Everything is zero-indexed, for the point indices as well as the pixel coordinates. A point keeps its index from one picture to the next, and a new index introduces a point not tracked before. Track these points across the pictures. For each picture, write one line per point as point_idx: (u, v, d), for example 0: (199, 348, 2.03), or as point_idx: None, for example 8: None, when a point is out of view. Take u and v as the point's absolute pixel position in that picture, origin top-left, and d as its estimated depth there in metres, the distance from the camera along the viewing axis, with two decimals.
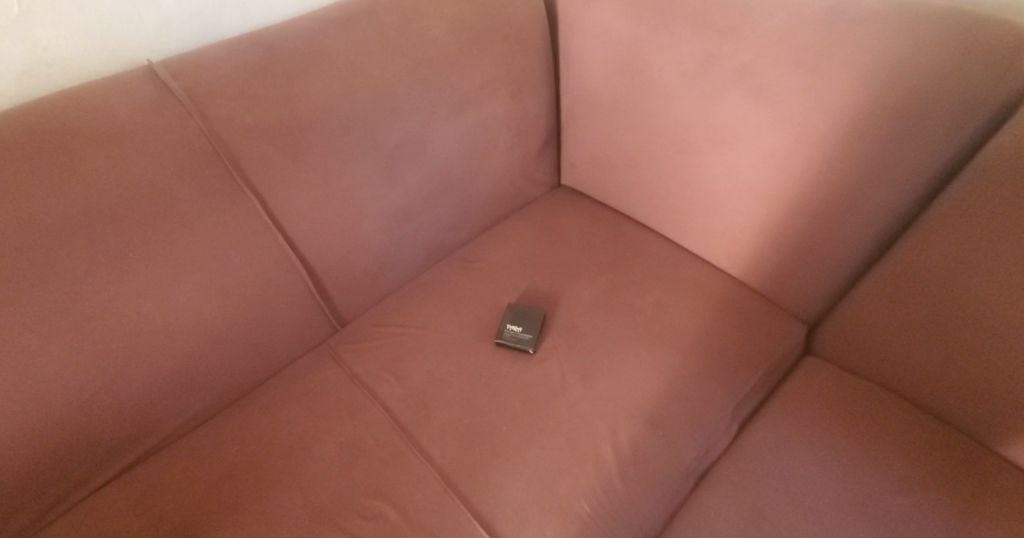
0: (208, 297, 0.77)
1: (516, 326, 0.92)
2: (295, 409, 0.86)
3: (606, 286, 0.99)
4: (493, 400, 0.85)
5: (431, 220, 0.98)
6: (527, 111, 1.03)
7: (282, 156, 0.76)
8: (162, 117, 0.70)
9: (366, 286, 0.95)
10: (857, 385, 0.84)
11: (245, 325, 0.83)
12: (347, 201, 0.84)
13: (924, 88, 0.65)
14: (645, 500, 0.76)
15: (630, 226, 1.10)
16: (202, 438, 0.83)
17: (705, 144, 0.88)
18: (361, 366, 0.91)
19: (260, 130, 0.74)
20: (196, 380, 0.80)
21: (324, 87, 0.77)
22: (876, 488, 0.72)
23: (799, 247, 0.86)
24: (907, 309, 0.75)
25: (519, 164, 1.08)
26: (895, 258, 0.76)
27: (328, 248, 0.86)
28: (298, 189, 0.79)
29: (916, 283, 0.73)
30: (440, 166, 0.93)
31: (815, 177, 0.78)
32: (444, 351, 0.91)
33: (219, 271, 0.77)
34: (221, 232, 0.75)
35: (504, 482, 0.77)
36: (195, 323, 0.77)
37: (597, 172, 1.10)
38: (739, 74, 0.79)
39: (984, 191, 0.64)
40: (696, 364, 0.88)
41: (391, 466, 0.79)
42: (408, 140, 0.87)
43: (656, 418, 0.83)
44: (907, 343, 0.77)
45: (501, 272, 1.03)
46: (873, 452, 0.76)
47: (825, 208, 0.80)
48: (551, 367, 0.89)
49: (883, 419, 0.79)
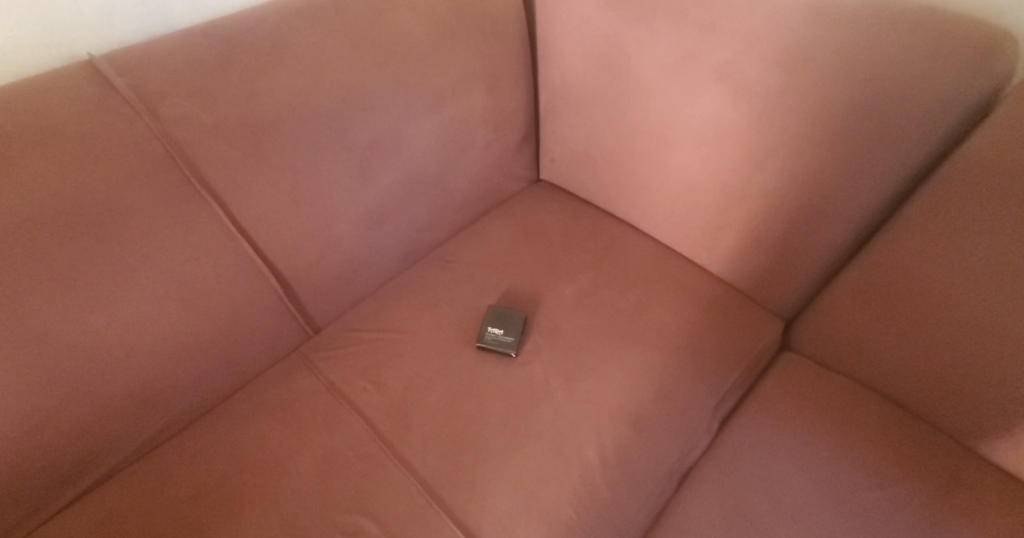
0: (166, 310, 0.72)
1: (497, 329, 0.90)
2: (266, 422, 0.82)
3: (589, 286, 0.97)
4: (476, 406, 0.83)
5: (405, 220, 0.94)
6: (504, 105, 0.99)
7: (244, 158, 0.71)
8: (109, 119, 0.64)
9: (339, 290, 0.91)
10: (832, 381, 0.85)
11: (209, 338, 0.78)
12: (317, 203, 0.80)
13: (908, 86, 0.64)
14: (632, 504, 0.76)
15: (611, 221, 1.08)
16: (169, 454, 0.79)
17: (684, 141, 0.86)
18: (337, 374, 0.87)
19: (219, 130, 0.69)
20: (157, 396, 0.76)
21: (288, 84, 0.72)
22: (852, 485, 0.73)
23: (779, 245, 0.85)
24: (881, 307, 0.75)
25: (497, 159, 1.05)
26: (871, 257, 0.75)
27: (295, 253, 0.82)
28: (262, 192, 0.74)
29: (891, 283, 0.73)
30: (413, 165, 0.89)
31: (794, 177, 0.77)
32: (423, 356, 0.88)
33: (178, 281, 0.72)
34: (180, 240, 0.70)
35: (489, 491, 0.75)
36: (153, 338, 0.72)
37: (576, 167, 1.07)
38: (718, 71, 0.77)
39: (960, 193, 0.64)
40: (679, 363, 0.87)
41: (371, 477, 0.77)
42: (381, 137, 0.82)
43: (641, 419, 0.82)
44: (881, 342, 0.78)
45: (480, 272, 1.00)
46: (849, 449, 0.76)
47: (804, 208, 0.79)
48: (533, 371, 0.86)
49: (859, 415, 0.80)
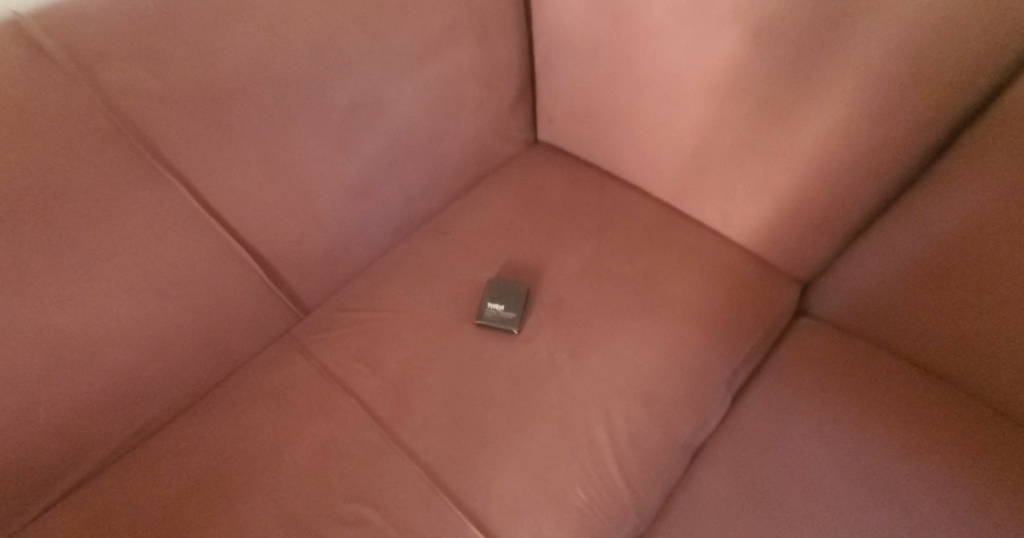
0: (135, 299, 0.66)
1: (497, 304, 0.84)
2: (257, 410, 0.78)
3: (593, 254, 0.91)
4: (478, 387, 0.78)
5: (394, 191, 0.87)
6: (495, 59, 0.90)
7: (205, 129, 0.63)
8: (33, 81, 0.53)
9: (327, 268, 0.86)
10: (856, 346, 0.80)
11: (187, 326, 0.73)
12: (295, 176, 0.73)
13: (967, 23, 0.54)
14: (645, 483, 0.72)
15: (615, 183, 1.01)
16: (157, 448, 0.75)
17: (696, 93, 0.78)
18: (330, 358, 0.82)
19: (172, 97, 0.60)
20: (137, 389, 0.71)
21: (249, 41, 0.62)
22: (878, 457, 0.69)
23: (798, 205, 0.79)
24: (914, 267, 0.70)
25: (490, 120, 0.97)
26: (904, 214, 0.69)
27: (276, 231, 0.76)
28: (231, 166, 0.67)
29: (925, 242, 0.67)
30: (399, 129, 0.81)
31: (818, 129, 0.70)
32: (420, 335, 0.83)
33: (145, 267, 0.66)
34: (142, 223, 0.64)
35: (495, 475, 0.71)
36: (126, 328, 0.67)
37: (576, 126, 0.99)
38: (733, 10, 0.69)
39: (1006, 143, 0.56)
40: (691, 334, 0.82)
41: (371, 465, 0.73)
42: (360, 100, 0.75)
43: (653, 394, 0.77)
44: (910, 305, 0.72)
45: (477, 243, 0.94)
46: (875, 418, 0.72)
47: (828, 163, 0.72)
48: (537, 347, 0.82)
49: (885, 382, 0.75)
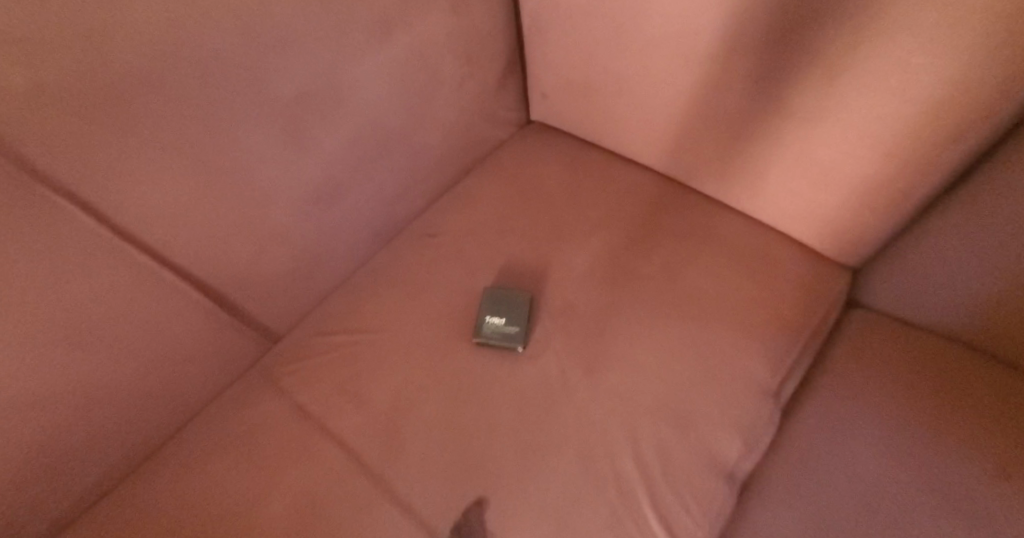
0: (46, 358, 0.53)
1: (497, 317, 0.72)
2: (225, 461, 0.67)
3: (603, 249, 0.79)
4: (479, 418, 0.67)
5: (366, 192, 0.74)
6: (475, 27, 0.76)
7: (108, 138, 0.48)
8: None
9: (294, 288, 0.74)
10: (930, 344, 0.67)
11: (127, 375, 0.61)
12: (244, 186, 0.60)
13: None
14: (683, 522, 0.61)
15: (622, 164, 0.87)
16: (110, 514, 0.64)
17: (723, 52, 0.64)
18: (305, 393, 0.70)
19: (45, 97, 0.43)
20: (76, 451, 0.61)
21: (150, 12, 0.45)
22: (967, 483, 0.57)
23: (850, 177, 0.66)
24: (1000, 251, 0.57)
25: (473, 101, 0.83)
26: (990, 187, 0.56)
27: (225, 253, 0.63)
28: (152, 181, 0.53)
29: (1014, 220, 0.55)
30: (365, 119, 0.68)
31: (889, 84, 0.56)
32: (409, 359, 0.72)
33: (55, 317, 0.52)
34: (40, 266, 0.49)
35: (505, 525, 0.60)
36: (41, 391, 0.54)
37: (574, 101, 0.85)
38: None
39: None
40: (725, 338, 0.70)
41: (359, 521, 0.62)
42: (315, 86, 0.60)
43: (685, 414, 0.66)
44: (998, 296, 0.59)
45: (469, 246, 0.81)
46: (958, 434, 0.60)
47: (897, 126, 0.58)
48: (546, 366, 0.70)
49: (969, 388, 0.63)
